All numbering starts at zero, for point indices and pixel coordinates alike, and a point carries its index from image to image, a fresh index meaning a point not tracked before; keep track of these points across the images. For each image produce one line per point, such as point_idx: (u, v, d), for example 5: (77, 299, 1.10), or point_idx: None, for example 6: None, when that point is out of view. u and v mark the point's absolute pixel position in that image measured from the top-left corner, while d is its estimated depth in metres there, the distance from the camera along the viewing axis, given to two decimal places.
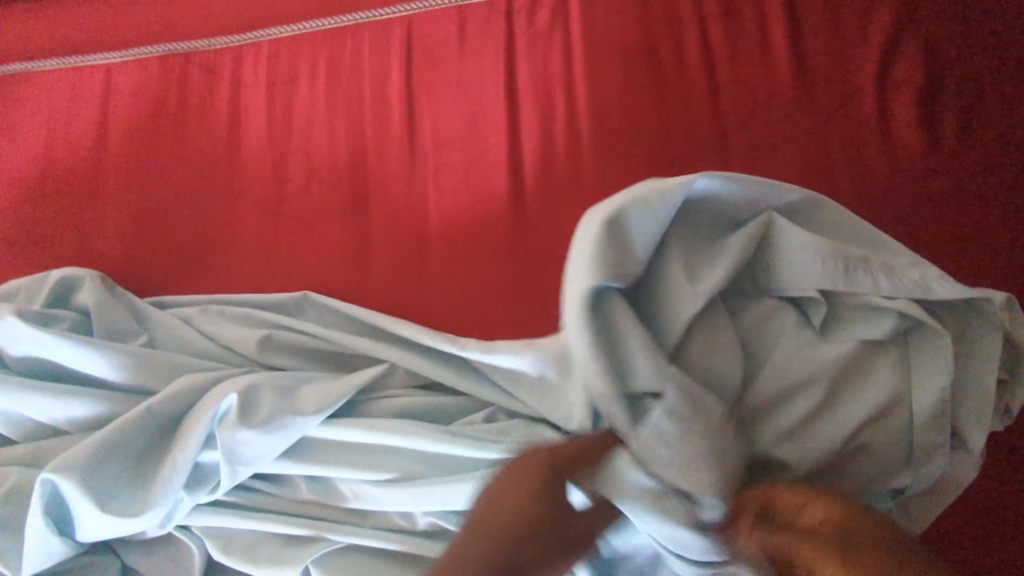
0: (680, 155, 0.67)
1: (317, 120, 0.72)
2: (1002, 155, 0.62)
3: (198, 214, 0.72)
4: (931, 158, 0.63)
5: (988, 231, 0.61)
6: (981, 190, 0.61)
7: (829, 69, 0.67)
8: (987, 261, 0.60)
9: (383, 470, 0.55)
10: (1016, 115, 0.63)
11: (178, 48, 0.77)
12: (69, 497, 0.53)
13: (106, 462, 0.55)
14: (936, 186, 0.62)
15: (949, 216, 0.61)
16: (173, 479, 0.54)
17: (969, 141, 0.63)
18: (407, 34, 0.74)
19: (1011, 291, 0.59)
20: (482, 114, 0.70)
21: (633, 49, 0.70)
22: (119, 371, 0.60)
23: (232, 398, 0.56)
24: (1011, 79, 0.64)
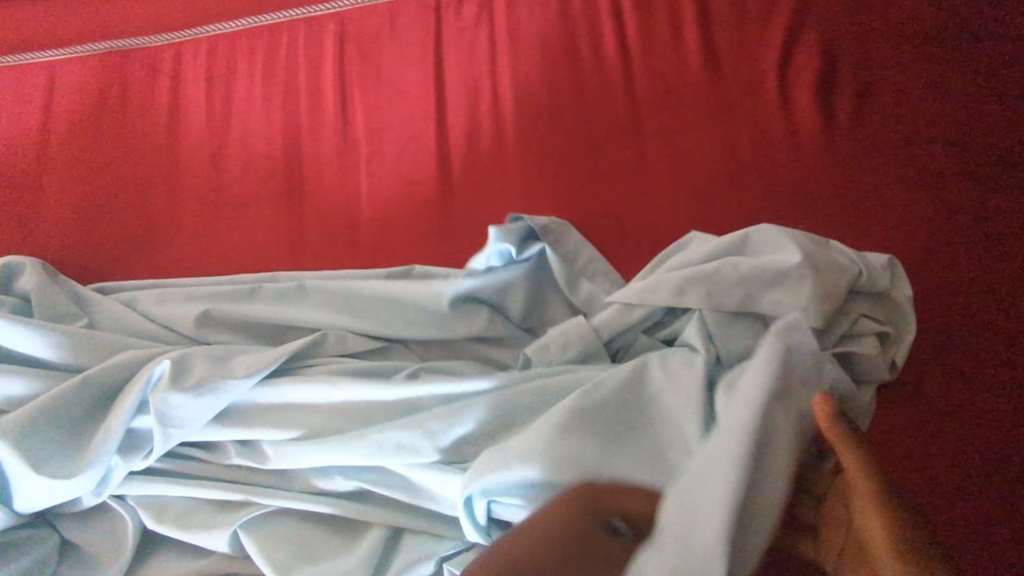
0: (596, 138, 0.70)
1: (255, 113, 0.76)
2: (893, 130, 0.66)
3: (139, 204, 0.75)
4: (828, 135, 0.67)
5: (881, 192, 0.64)
6: (875, 162, 0.65)
7: (734, 57, 0.71)
8: (884, 223, 0.63)
9: (292, 428, 0.59)
10: (903, 94, 0.67)
11: (119, 46, 0.80)
12: (6, 461, 0.57)
13: (44, 429, 0.59)
14: (833, 159, 0.66)
15: (847, 185, 0.64)
16: (107, 441, 0.58)
17: (863, 119, 0.67)
18: (339, 29, 0.77)
19: (902, 244, 0.62)
20: (410, 104, 0.74)
21: (552, 41, 0.74)
22: (59, 351, 0.63)
23: (165, 363, 0.60)
24: (899, 62, 0.69)
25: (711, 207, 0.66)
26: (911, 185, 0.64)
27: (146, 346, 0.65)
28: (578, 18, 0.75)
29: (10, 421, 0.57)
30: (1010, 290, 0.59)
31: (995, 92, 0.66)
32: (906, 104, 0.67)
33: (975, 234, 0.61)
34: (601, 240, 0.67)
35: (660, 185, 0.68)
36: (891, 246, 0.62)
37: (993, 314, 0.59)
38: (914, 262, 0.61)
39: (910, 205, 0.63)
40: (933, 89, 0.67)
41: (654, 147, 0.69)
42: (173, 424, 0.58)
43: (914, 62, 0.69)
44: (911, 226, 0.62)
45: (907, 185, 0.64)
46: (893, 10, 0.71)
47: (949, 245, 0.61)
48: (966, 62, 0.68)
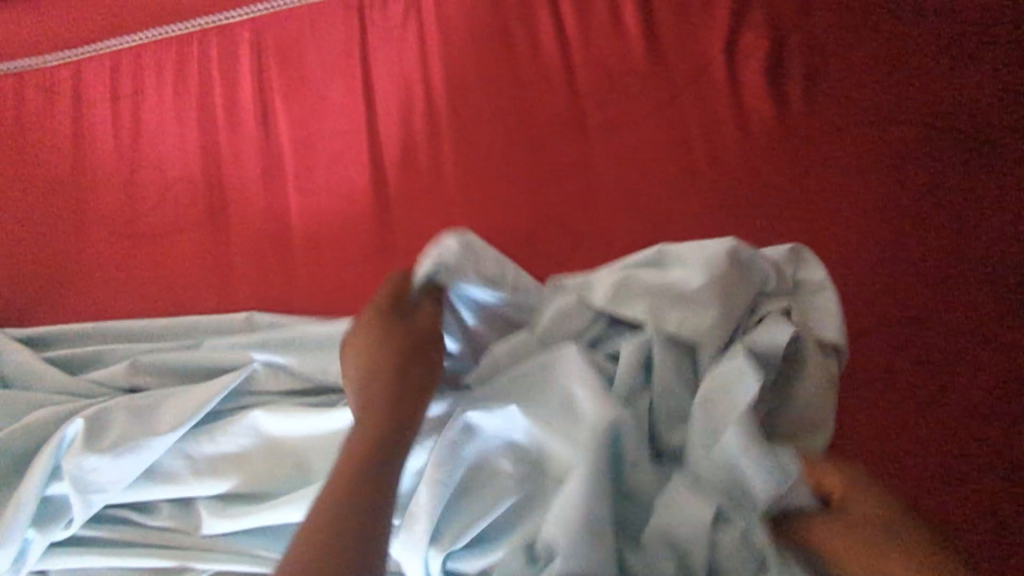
0: (539, 140, 0.65)
1: (169, 134, 0.70)
2: (847, 115, 0.63)
3: (48, 243, 0.68)
4: (780, 124, 0.63)
5: (842, 182, 0.60)
6: (831, 151, 0.62)
7: (680, 43, 0.67)
8: (848, 215, 0.59)
9: (219, 481, 0.53)
10: (855, 75, 0.64)
11: (11, 69, 0.73)
12: None
13: None
14: (787, 150, 0.62)
15: (804, 177, 0.61)
16: (18, 516, 0.52)
17: (816, 104, 0.63)
18: (255, 36, 0.71)
19: (868, 233, 0.58)
20: (337, 114, 0.68)
21: (486, 36, 0.69)
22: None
23: (78, 423, 0.53)
24: (848, 41, 0.65)
25: (665, 207, 0.62)
26: (864, 169, 0.61)
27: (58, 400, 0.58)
28: (511, 11, 0.69)
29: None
30: (971, 269, 0.56)
31: (946, 67, 0.63)
32: (858, 85, 0.64)
33: (927, 215, 0.58)
34: (551, 250, 0.62)
35: (610, 187, 0.63)
36: (848, 235, 0.59)
37: (950, 296, 0.56)
38: (870, 251, 0.58)
39: (865, 191, 0.60)
40: (884, 68, 0.64)
41: (601, 147, 0.65)
42: (93, 490, 0.52)
43: (865, 40, 0.65)
44: (875, 214, 0.59)
45: (860, 170, 0.61)
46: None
47: (901, 225, 0.58)
48: (917, 36, 0.65)
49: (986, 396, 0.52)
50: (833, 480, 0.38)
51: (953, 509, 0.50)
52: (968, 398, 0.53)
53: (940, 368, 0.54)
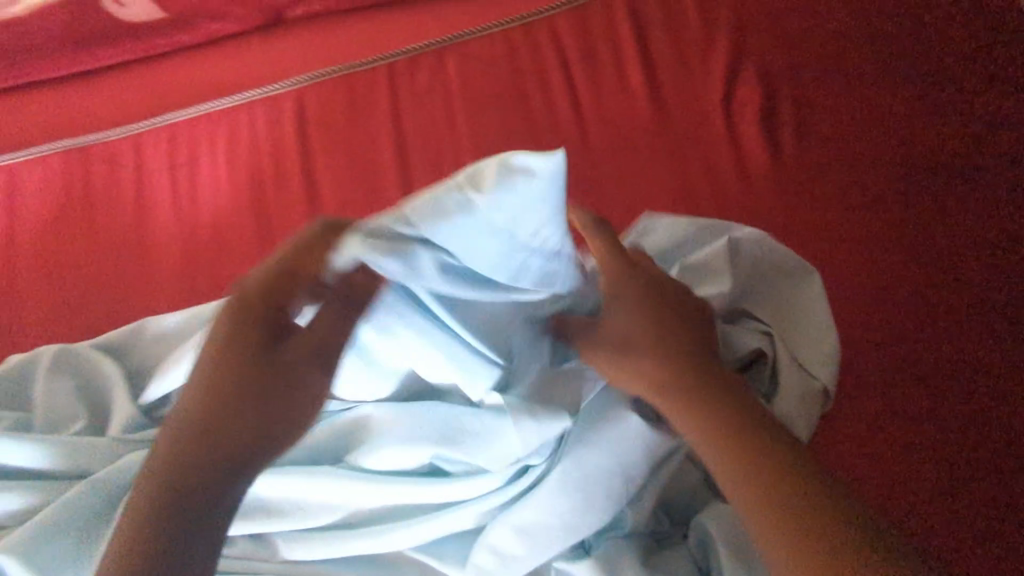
0: (558, 187, 0.72)
1: (221, 193, 0.77)
2: (835, 153, 0.70)
3: (113, 298, 0.74)
4: (773, 166, 0.70)
5: (829, 210, 0.67)
6: (819, 185, 0.68)
7: (679, 96, 0.75)
8: (839, 239, 0.65)
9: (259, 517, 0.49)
10: (838, 118, 0.71)
11: (77, 141, 0.81)
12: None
13: (49, 540, 0.57)
14: (781, 188, 0.69)
15: (795, 211, 0.67)
16: None
17: (804, 146, 0.71)
18: (298, 105, 0.79)
19: (858, 253, 0.64)
20: (373, 171, 0.75)
21: (506, 96, 0.77)
22: (53, 460, 0.62)
23: None
24: (830, 89, 0.73)
25: None
26: (852, 203, 0.67)
27: (142, 440, 0.63)
28: (528, 74, 0.78)
29: (18, 536, 0.57)
30: (952, 293, 0.61)
31: (915, 113, 0.70)
32: (843, 130, 0.71)
33: (911, 246, 0.64)
34: None
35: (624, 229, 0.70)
36: (838, 262, 0.64)
37: (937, 321, 0.60)
38: (862, 276, 0.63)
39: (853, 222, 0.66)
40: (867, 114, 0.71)
41: (614, 192, 0.72)
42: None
43: (847, 91, 0.73)
44: (861, 235, 0.65)
45: (848, 204, 0.67)
46: (823, 44, 0.75)
47: (887, 253, 0.63)
48: (894, 87, 0.72)
49: (971, 422, 0.56)
50: (664, 404, 0.46)
51: (929, 477, 0.54)
52: (956, 425, 0.56)
53: (907, 346, 0.59)
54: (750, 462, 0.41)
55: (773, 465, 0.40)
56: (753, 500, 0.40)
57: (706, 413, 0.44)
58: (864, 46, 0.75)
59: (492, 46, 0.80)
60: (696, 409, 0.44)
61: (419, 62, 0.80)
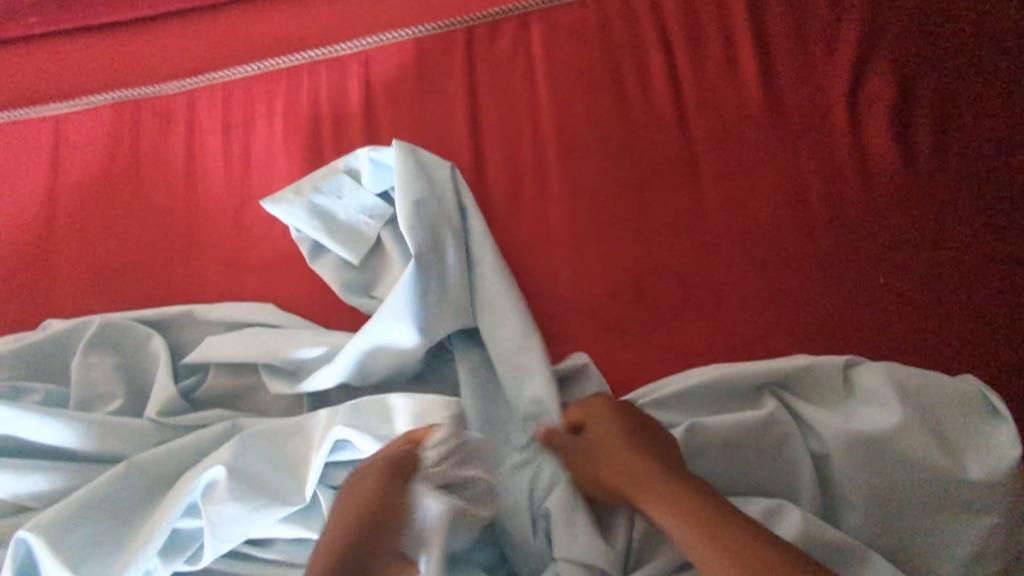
0: (648, 182, 0.64)
1: (276, 161, 0.71)
2: (977, 170, 0.59)
3: (157, 270, 0.69)
4: (906, 175, 0.60)
5: (948, 237, 0.58)
6: (946, 205, 0.59)
7: (797, 86, 0.65)
8: (959, 272, 0.57)
9: (266, 502, 0.50)
10: (984, 126, 0.61)
11: (127, 95, 0.76)
12: (42, 560, 0.48)
13: (86, 522, 0.50)
14: (904, 205, 0.59)
15: (915, 235, 0.58)
16: (151, 543, 0.49)
17: (941, 156, 0.61)
18: (364, 68, 0.72)
19: (974, 290, 0.56)
20: (444, 149, 0.68)
21: (597, 74, 0.68)
22: (86, 439, 0.57)
23: (220, 467, 0.51)
24: (978, 88, 0.62)
25: (777, 262, 0.60)
26: (987, 233, 0.57)
27: (185, 423, 0.59)
28: (622, 51, 0.69)
29: (49, 514, 0.49)
30: None
31: None
32: (992, 147, 0.60)
33: None
34: (656, 298, 0.60)
35: (717, 237, 0.61)
36: (955, 295, 0.56)
37: None
38: (979, 314, 0.55)
39: (980, 254, 0.57)
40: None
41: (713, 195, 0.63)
42: (224, 539, 0.49)
43: (1011, 98, 0.61)
44: (979, 267, 0.56)
45: (984, 232, 0.57)
46: (988, 43, 0.64)
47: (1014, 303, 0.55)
48: None
49: None
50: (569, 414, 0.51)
51: None
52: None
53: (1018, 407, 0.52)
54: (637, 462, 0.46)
55: (688, 500, 0.42)
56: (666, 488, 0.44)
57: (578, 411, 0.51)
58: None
59: (584, 16, 0.71)
60: (603, 427, 0.48)
61: (501, 29, 0.72)
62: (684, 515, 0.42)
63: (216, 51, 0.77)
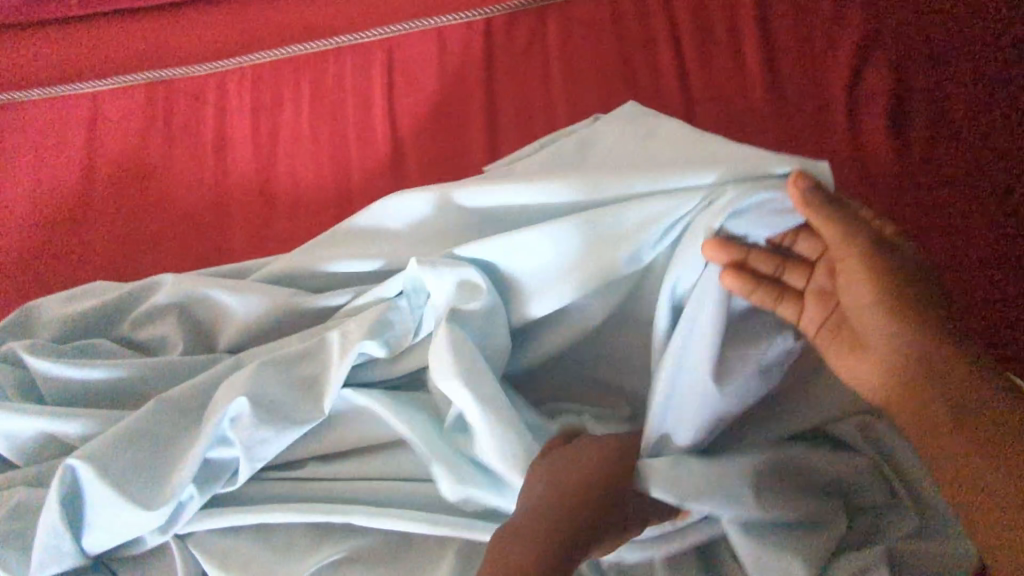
0: None
1: (302, 141, 0.75)
2: (965, 158, 0.62)
3: (187, 240, 0.73)
4: (898, 160, 0.63)
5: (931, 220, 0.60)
6: (934, 190, 0.61)
7: (800, 80, 0.68)
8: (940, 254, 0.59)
9: (293, 424, 0.52)
10: (975, 117, 0.63)
11: (161, 76, 0.79)
12: (89, 486, 0.52)
13: (126, 451, 0.53)
14: (896, 188, 0.62)
15: (903, 218, 0.61)
16: (185, 472, 0.52)
17: (934, 144, 0.63)
18: (387, 56, 0.76)
19: (952, 271, 0.58)
20: (461, 134, 0.72)
21: (609, 65, 0.72)
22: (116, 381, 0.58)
23: (244, 400, 0.51)
24: (970, 80, 0.65)
25: None
26: (980, 229, 0.59)
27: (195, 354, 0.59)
28: (633, 45, 0.73)
29: (95, 445, 0.53)
30: None
31: None
32: (982, 137, 0.63)
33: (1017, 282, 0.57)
34: None
35: None
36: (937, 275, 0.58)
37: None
38: (970, 304, 0.57)
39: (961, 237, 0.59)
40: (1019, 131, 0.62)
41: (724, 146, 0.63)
42: (258, 460, 0.52)
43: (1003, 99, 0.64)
44: (958, 249, 0.59)
45: (978, 228, 0.59)
46: (983, 36, 0.66)
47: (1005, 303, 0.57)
48: None
49: None
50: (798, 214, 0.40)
51: None
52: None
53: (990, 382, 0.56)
54: (867, 317, 0.40)
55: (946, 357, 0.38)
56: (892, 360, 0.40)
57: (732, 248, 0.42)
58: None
59: (597, 11, 0.75)
60: (854, 281, 0.40)
61: (518, 22, 0.75)
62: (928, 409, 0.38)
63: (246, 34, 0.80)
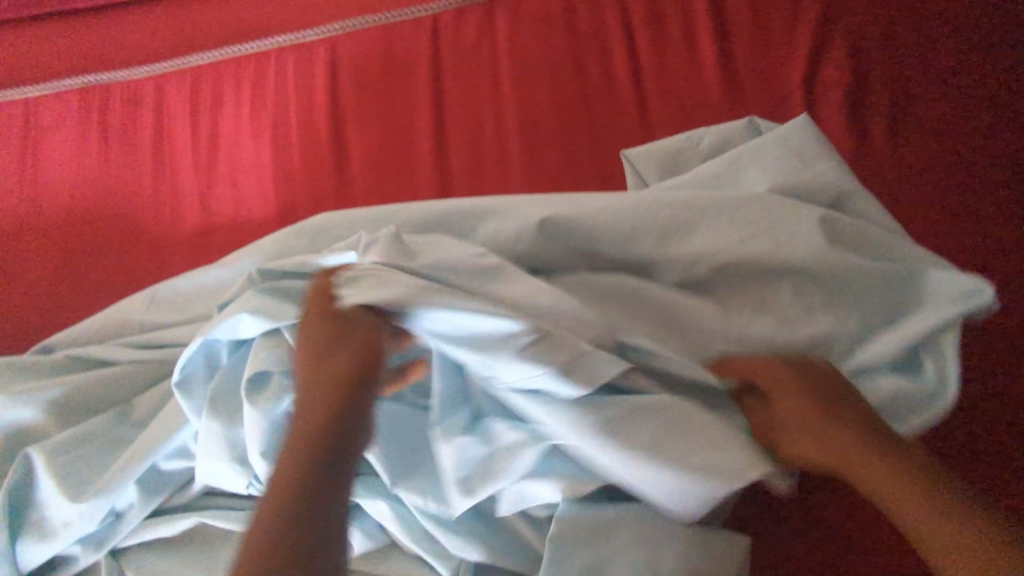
0: (610, 166, 0.65)
1: (243, 144, 0.72)
2: (940, 135, 0.60)
3: (124, 252, 0.70)
4: (862, 148, 0.61)
5: (918, 195, 0.58)
6: (916, 164, 0.60)
7: (758, 73, 0.66)
8: (935, 224, 0.57)
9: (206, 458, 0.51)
10: (940, 99, 0.62)
11: (97, 79, 0.76)
12: (42, 477, 0.56)
13: (80, 454, 0.57)
14: (875, 170, 0.60)
15: (884, 192, 0.59)
16: (122, 476, 0.54)
17: (898, 129, 0.61)
18: (330, 54, 0.73)
19: (949, 246, 0.56)
20: (409, 133, 0.69)
21: (560, 60, 0.69)
22: (54, 400, 0.59)
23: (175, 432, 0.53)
24: (933, 62, 0.63)
25: None
26: (957, 217, 0.57)
27: (143, 358, 0.60)
28: (587, 37, 0.70)
29: (54, 439, 0.57)
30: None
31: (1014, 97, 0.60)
32: (948, 115, 0.61)
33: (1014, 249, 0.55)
34: None
35: None
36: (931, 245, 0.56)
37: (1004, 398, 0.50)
38: (973, 263, 0.55)
39: (950, 201, 0.57)
40: (992, 118, 0.60)
41: (685, 149, 0.60)
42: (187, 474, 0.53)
43: (971, 83, 0.62)
44: (953, 212, 0.57)
45: (954, 215, 0.57)
46: (942, 20, 0.65)
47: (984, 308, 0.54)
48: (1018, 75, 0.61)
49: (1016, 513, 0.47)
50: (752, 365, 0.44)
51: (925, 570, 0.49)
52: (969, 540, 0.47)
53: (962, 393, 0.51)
54: (855, 461, 0.39)
55: (956, 504, 0.36)
56: (849, 446, 0.39)
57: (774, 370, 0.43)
58: (1007, 31, 0.63)
59: (547, 4, 0.72)
60: (784, 393, 0.42)
61: (467, 16, 0.73)
62: (928, 520, 0.35)
63: (184, 32, 0.77)
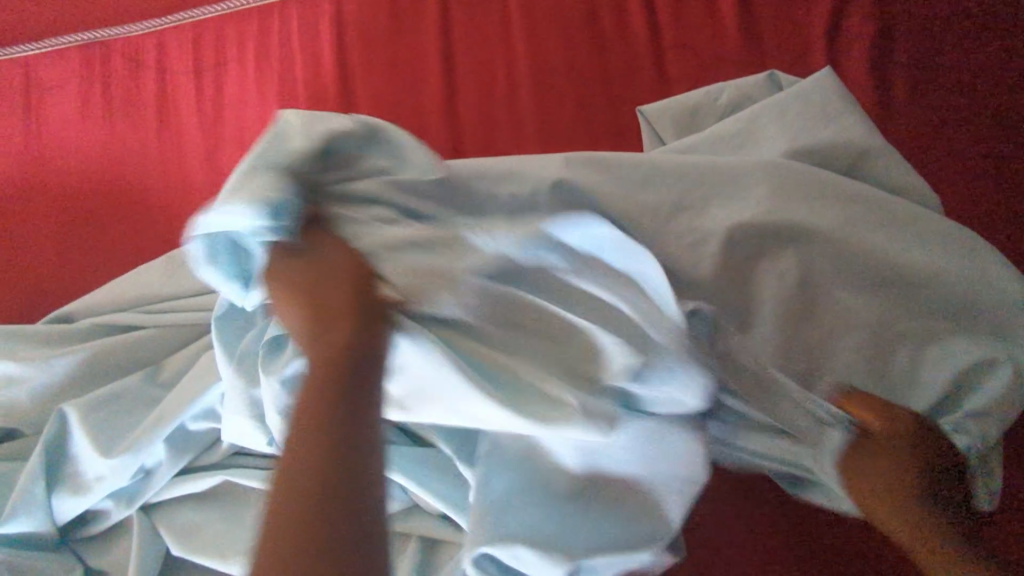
0: (626, 122, 0.63)
1: (248, 102, 0.70)
2: (966, 87, 0.59)
3: (135, 214, 0.69)
4: (882, 102, 0.60)
5: (939, 152, 0.57)
6: (939, 119, 0.58)
7: (778, 24, 0.64)
8: (953, 181, 0.56)
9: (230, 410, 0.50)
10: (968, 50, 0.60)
11: (96, 37, 0.75)
12: (74, 432, 0.56)
13: (112, 411, 0.57)
14: (894, 126, 0.59)
15: (903, 148, 0.58)
16: (156, 433, 0.55)
17: (921, 82, 0.60)
18: (334, 7, 0.71)
19: (965, 203, 0.55)
20: (418, 89, 0.67)
21: (573, 10, 0.67)
22: (79, 363, 0.59)
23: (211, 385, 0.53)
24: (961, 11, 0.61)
25: None
26: (979, 172, 0.56)
27: (167, 321, 0.60)
28: None
29: (87, 396, 0.57)
30: None
31: None
32: (975, 67, 0.59)
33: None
34: None
35: None
36: (947, 201, 0.55)
37: None
38: (987, 221, 0.54)
39: (971, 158, 0.56)
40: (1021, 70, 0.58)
41: (703, 105, 0.59)
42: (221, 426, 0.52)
43: (1000, 32, 0.59)
44: (973, 169, 0.56)
45: (976, 170, 0.56)
46: None
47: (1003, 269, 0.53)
48: None
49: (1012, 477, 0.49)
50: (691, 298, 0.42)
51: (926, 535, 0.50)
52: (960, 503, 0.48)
53: None
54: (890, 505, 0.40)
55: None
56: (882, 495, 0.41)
57: (872, 401, 0.43)
58: None
59: None
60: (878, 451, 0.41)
61: None
62: None
63: None
